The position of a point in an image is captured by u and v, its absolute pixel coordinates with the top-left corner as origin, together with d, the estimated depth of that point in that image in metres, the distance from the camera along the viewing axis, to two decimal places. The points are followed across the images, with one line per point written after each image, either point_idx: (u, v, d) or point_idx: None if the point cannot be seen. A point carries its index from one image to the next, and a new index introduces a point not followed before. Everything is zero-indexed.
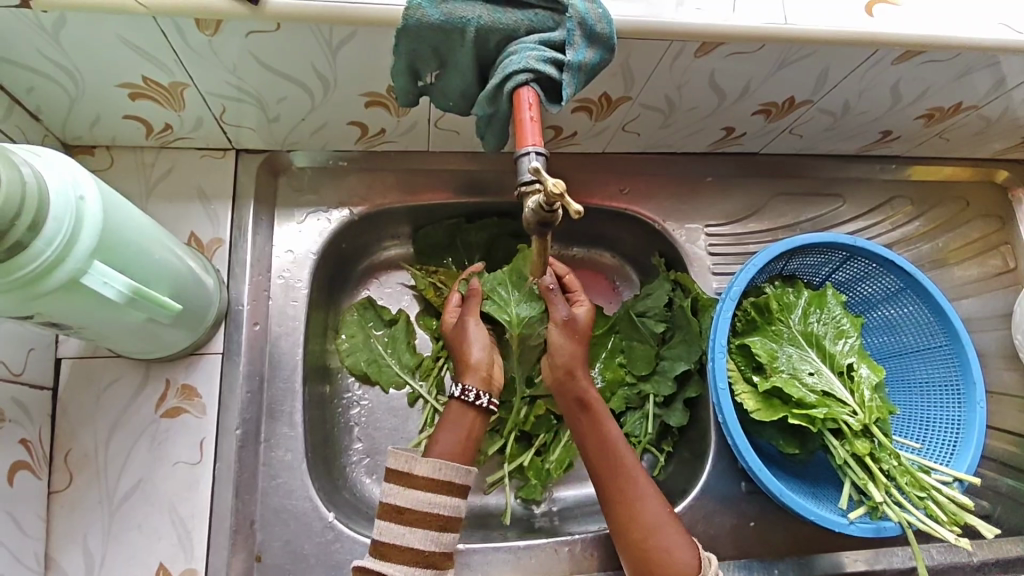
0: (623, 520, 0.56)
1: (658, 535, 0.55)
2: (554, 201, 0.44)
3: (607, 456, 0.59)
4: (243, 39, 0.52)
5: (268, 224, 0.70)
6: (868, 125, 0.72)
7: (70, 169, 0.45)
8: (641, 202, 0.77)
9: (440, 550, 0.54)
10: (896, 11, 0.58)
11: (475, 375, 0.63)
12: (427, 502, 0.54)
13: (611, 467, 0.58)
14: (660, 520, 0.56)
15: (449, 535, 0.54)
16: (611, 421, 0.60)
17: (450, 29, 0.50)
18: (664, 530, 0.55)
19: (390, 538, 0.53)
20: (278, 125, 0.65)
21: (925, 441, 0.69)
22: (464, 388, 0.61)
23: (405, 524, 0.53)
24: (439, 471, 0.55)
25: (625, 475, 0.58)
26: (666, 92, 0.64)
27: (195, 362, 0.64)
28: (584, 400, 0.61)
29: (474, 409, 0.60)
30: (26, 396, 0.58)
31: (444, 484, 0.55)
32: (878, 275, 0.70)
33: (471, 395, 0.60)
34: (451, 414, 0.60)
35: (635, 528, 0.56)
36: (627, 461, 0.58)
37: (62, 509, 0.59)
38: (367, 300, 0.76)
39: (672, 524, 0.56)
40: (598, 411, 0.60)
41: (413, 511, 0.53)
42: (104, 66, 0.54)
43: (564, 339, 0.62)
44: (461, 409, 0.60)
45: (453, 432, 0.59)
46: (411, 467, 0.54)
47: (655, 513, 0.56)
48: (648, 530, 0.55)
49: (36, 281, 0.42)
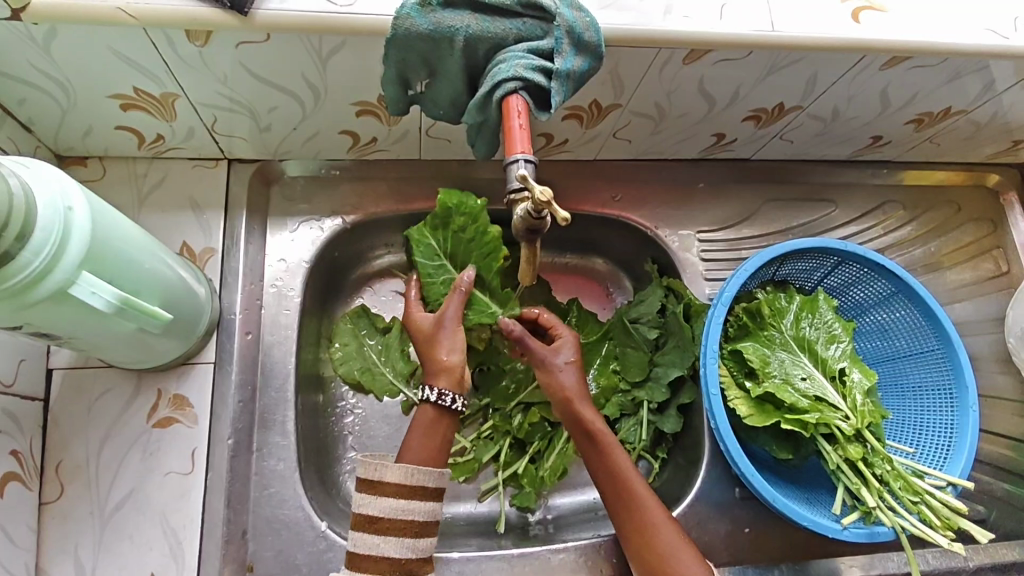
0: (640, 548, 0.57)
1: (672, 561, 0.55)
2: (542, 208, 0.45)
3: (617, 489, 0.59)
4: (233, 50, 0.52)
5: (261, 232, 0.70)
6: (858, 131, 0.73)
7: (59, 180, 0.45)
8: (634, 209, 0.77)
9: (417, 555, 0.53)
10: (882, 18, 0.58)
11: (447, 377, 0.58)
12: (399, 509, 0.53)
13: (621, 497, 0.58)
14: (673, 547, 0.56)
15: (426, 539, 0.54)
16: (619, 450, 0.60)
17: (439, 38, 0.50)
18: (677, 555, 0.56)
19: (366, 549, 0.52)
20: (269, 134, 0.65)
21: (918, 446, 0.69)
22: (439, 392, 0.57)
23: (379, 533, 0.52)
24: (411, 477, 0.54)
25: (635, 503, 0.58)
26: (656, 99, 0.64)
27: (188, 371, 0.64)
28: (590, 429, 0.60)
29: (450, 414, 0.58)
30: (16, 407, 0.57)
31: (418, 489, 0.54)
32: (868, 280, 0.71)
33: (448, 400, 0.57)
34: (423, 418, 0.57)
35: (649, 556, 0.56)
36: (636, 488, 0.58)
37: (53, 522, 0.59)
38: (361, 309, 0.75)
39: (686, 550, 0.56)
40: (605, 438, 0.60)
41: (386, 520, 0.53)
42: (95, 78, 0.55)
43: (567, 369, 0.62)
44: (436, 415, 0.57)
45: (428, 434, 0.56)
46: (382, 474, 0.54)
47: (668, 538, 0.56)
48: (663, 558, 0.56)
49: (23, 291, 0.42)
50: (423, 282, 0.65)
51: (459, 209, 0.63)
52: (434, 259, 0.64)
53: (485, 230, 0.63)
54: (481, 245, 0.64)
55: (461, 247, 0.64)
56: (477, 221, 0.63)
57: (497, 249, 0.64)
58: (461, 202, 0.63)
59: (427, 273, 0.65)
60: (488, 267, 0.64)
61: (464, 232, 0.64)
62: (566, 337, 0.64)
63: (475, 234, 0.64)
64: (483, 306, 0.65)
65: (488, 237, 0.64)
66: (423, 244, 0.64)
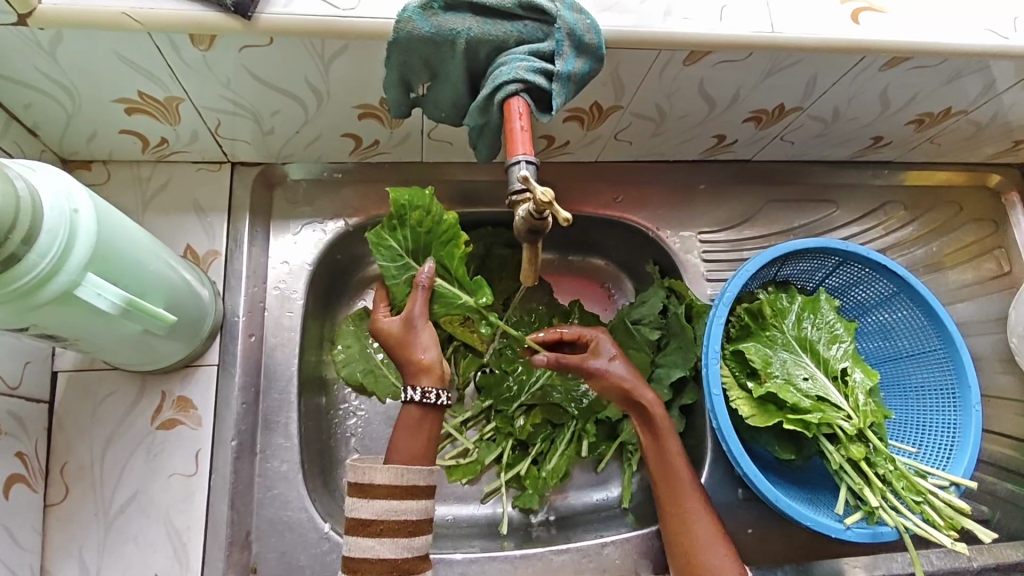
0: (676, 535, 0.59)
1: (704, 552, 0.57)
2: (543, 208, 0.45)
3: (665, 472, 0.60)
4: (236, 54, 0.53)
5: (264, 235, 0.70)
6: (859, 132, 0.73)
7: (64, 182, 0.45)
8: (634, 211, 0.77)
9: (414, 555, 0.53)
10: (880, 18, 0.58)
11: (429, 376, 0.58)
12: (392, 510, 0.53)
13: (667, 481, 0.60)
14: (707, 539, 0.58)
15: (421, 538, 0.54)
16: (671, 437, 0.61)
17: (440, 41, 0.51)
18: (711, 548, 0.57)
19: (361, 552, 0.52)
20: (273, 137, 0.66)
21: (921, 446, 0.69)
22: (422, 391, 0.57)
23: (373, 536, 0.52)
24: (402, 477, 0.54)
25: (679, 490, 0.60)
26: (656, 100, 0.64)
27: (192, 373, 0.64)
28: (650, 415, 0.61)
29: (434, 410, 0.58)
30: (22, 409, 0.58)
31: (409, 490, 0.54)
32: (870, 281, 0.71)
33: (432, 397, 0.57)
34: (407, 418, 0.57)
35: (684, 541, 0.58)
36: (682, 477, 0.60)
37: (58, 524, 0.59)
38: (364, 311, 0.76)
39: (719, 543, 0.58)
40: (660, 425, 0.61)
41: (379, 522, 0.53)
42: (101, 82, 0.55)
43: (612, 366, 0.62)
44: (420, 413, 0.57)
45: (413, 434, 0.57)
46: (371, 477, 0.54)
47: (705, 530, 0.58)
48: (696, 545, 0.57)
49: (28, 295, 0.42)
50: (388, 285, 0.62)
51: (413, 205, 0.59)
52: (397, 260, 0.61)
53: (441, 221, 0.60)
54: (441, 236, 0.60)
55: (422, 242, 0.61)
56: (432, 212, 0.59)
57: (456, 236, 0.61)
58: (412, 198, 0.59)
59: (390, 276, 0.62)
60: (451, 255, 0.61)
61: (422, 227, 0.60)
62: (601, 338, 0.64)
63: (433, 226, 0.60)
64: (453, 299, 0.62)
65: (446, 227, 0.60)
66: (385, 247, 0.60)
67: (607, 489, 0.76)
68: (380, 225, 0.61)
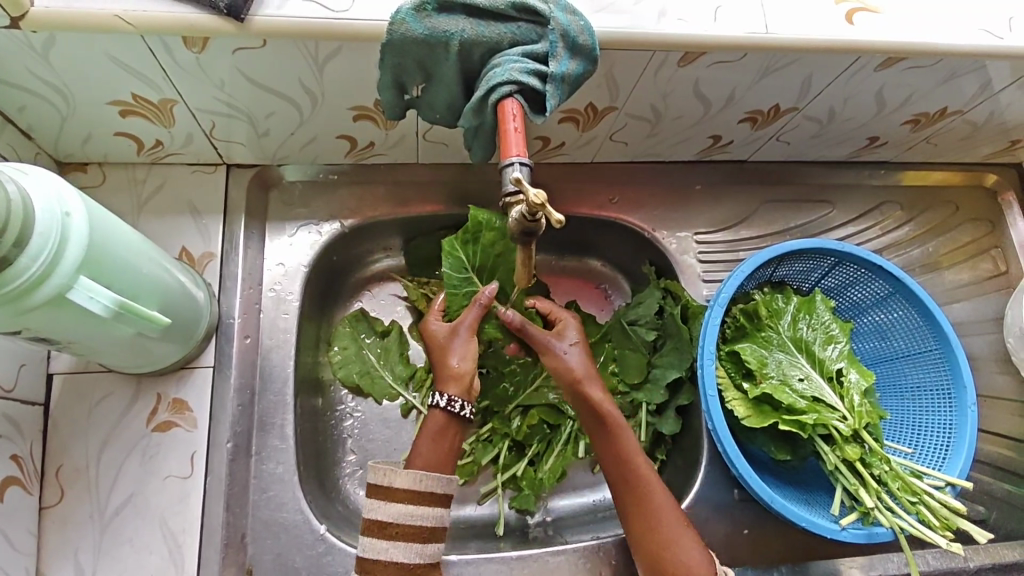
0: (643, 536, 0.57)
1: (673, 549, 0.56)
2: (536, 210, 0.45)
3: (624, 473, 0.59)
4: (230, 56, 0.53)
5: (260, 237, 0.70)
6: (855, 132, 0.73)
7: (57, 186, 0.45)
8: (631, 212, 0.77)
9: (426, 561, 0.53)
10: (874, 18, 0.58)
11: (457, 384, 0.58)
12: (408, 514, 0.53)
13: (628, 481, 0.59)
14: (676, 536, 0.57)
15: (433, 545, 0.54)
16: (627, 433, 0.61)
17: (434, 43, 0.51)
18: (681, 544, 0.56)
19: (375, 554, 0.52)
20: (268, 139, 0.66)
21: (916, 446, 0.69)
22: (449, 398, 0.58)
23: (388, 539, 0.52)
24: (420, 482, 0.54)
25: (642, 488, 0.59)
26: (651, 101, 0.64)
27: (187, 375, 0.64)
28: (599, 412, 0.61)
29: (456, 422, 0.58)
30: (16, 412, 0.58)
31: (426, 495, 0.54)
32: (865, 281, 0.71)
33: (457, 407, 0.57)
34: (433, 423, 0.58)
35: (652, 541, 0.57)
36: (643, 474, 0.59)
37: (53, 526, 0.59)
38: (360, 312, 0.75)
39: (688, 537, 0.57)
40: (614, 421, 0.60)
41: (395, 525, 0.53)
42: (94, 84, 0.55)
43: (571, 351, 0.63)
44: (445, 421, 0.58)
45: (436, 440, 0.57)
46: (391, 480, 0.54)
47: (671, 526, 0.57)
48: (665, 545, 0.56)
49: (21, 297, 0.43)
50: (446, 293, 0.66)
51: (490, 226, 0.64)
52: (461, 272, 0.65)
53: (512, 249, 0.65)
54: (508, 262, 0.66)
55: (489, 263, 0.66)
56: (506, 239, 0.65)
57: None
58: (493, 219, 0.64)
59: (452, 285, 0.65)
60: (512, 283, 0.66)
61: (493, 247, 0.65)
62: (567, 321, 0.66)
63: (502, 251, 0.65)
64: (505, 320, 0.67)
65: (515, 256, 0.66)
66: (455, 256, 0.65)
67: (603, 489, 0.76)
68: (452, 236, 0.65)
